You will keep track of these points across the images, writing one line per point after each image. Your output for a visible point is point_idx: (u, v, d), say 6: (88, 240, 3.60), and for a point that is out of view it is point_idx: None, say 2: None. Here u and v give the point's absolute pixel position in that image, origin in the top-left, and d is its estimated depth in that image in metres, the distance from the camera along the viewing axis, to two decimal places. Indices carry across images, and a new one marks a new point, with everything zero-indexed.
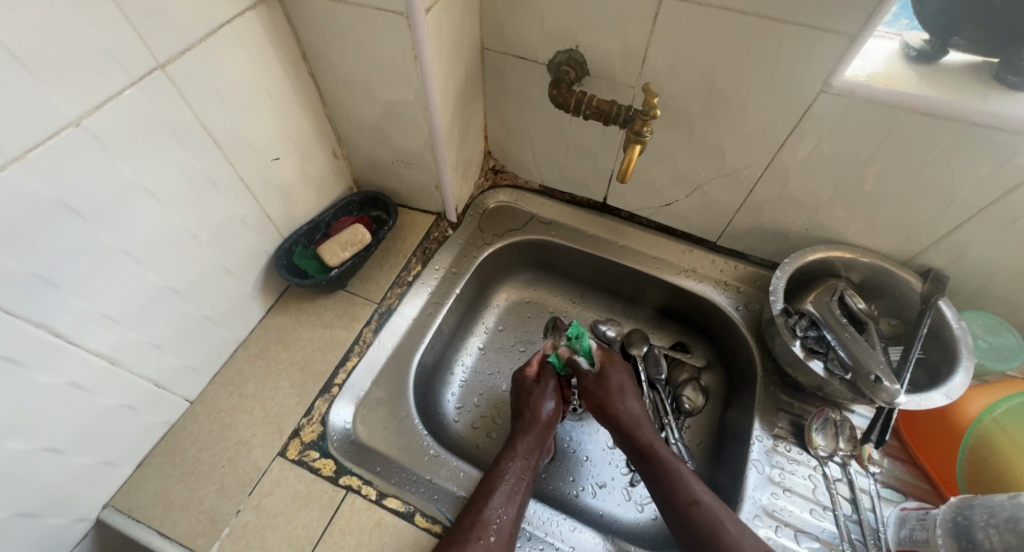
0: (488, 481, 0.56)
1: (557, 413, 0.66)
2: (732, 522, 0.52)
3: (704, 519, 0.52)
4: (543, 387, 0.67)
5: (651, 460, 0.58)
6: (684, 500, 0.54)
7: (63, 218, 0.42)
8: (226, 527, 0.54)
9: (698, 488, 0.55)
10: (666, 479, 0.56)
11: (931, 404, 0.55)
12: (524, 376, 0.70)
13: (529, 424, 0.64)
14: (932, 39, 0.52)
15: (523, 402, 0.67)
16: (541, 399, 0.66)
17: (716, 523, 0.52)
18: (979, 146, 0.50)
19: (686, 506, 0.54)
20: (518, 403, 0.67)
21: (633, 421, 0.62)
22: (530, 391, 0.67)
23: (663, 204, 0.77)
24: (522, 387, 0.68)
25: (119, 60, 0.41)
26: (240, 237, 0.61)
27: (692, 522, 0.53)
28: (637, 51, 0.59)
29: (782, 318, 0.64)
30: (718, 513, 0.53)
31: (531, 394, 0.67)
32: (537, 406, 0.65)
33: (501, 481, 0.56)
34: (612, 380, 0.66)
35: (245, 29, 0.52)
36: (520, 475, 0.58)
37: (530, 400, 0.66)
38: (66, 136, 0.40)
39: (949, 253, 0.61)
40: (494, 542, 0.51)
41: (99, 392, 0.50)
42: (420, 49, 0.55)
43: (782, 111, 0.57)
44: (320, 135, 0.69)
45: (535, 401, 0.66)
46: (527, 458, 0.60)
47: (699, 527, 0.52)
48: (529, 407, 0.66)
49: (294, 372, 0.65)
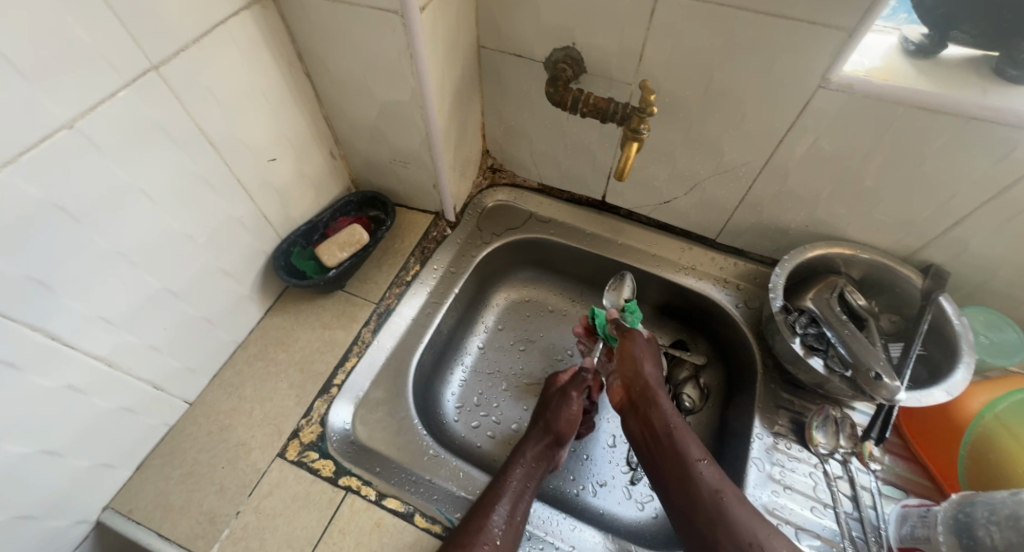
0: (495, 483, 0.57)
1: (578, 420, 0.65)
2: (732, 488, 0.52)
3: (710, 476, 0.53)
4: (565, 397, 0.67)
5: (662, 418, 0.58)
6: (691, 457, 0.55)
7: (58, 222, 0.42)
8: (225, 528, 0.54)
9: (704, 451, 0.56)
10: (675, 435, 0.57)
11: (932, 400, 0.55)
12: (553, 383, 0.71)
13: (540, 432, 0.64)
14: (930, 33, 0.51)
15: (543, 414, 0.66)
16: (563, 406, 0.66)
17: (722, 484, 0.52)
18: (979, 141, 0.50)
19: (695, 462, 0.54)
20: (536, 415, 0.68)
21: (654, 382, 0.62)
22: (551, 403, 0.67)
23: (662, 202, 0.77)
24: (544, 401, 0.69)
25: (111, 62, 0.41)
26: (237, 238, 0.61)
27: (700, 478, 0.53)
28: (634, 48, 0.58)
29: (782, 315, 0.63)
30: (722, 476, 0.53)
31: (550, 402, 0.68)
32: (557, 411, 0.66)
33: (507, 484, 0.57)
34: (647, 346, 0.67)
35: (240, 29, 0.51)
36: (528, 481, 0.58)
37: (550, 409, 0.66)
38: (60, 139, 0.40)
39: (950, 248, 0.61)
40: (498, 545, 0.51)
41: (97, 394, 0.50)
42: (415, 48, 0.54)
43: (780, 107, 0.56)
44: (317, 136, 0.69)
45: (559, 408, 0.66)
46: (532, 467, 0.60)
47: (706, 483, 0.52)
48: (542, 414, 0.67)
49: (292, 373, 0.65)
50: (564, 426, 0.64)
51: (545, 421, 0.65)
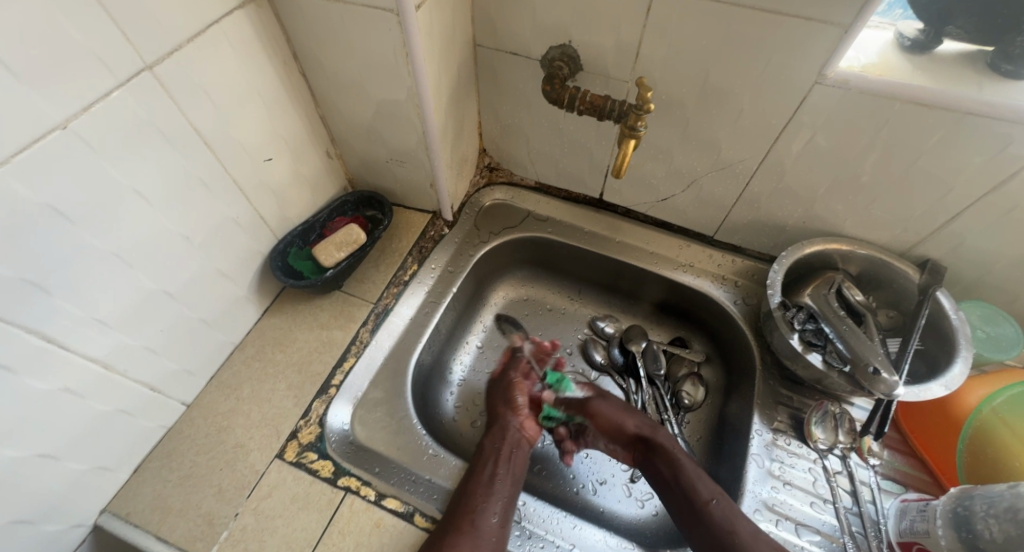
0: (469, 477, 0.58)
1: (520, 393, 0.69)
2: (746, 523, 0.54)
3: (720, 515, 0.54)
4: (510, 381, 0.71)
5: (669, 461, 0.61)
6: (701, 499, 0.56)
7: (52, 223, 0.41)
8: (224, 530, 0.54)
9: (714, 488, 0.57)
10: (685, 478, 0.59)
11: (930, 395, 0.55)
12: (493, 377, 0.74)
13: (506, 422, 0.66)
14: (926, 29, 0.51)
15: (496, 404, 0.69)
16: (505, 390, 0.69)
17: (734, 522, 0.54)
18: (974, 135, 0.50)
19: (705, 505, 0.56)
20: (493, 401, 0.70)
21: (648, 428, 0.65)
22: (498, 388, 0.71)
23: (660, 199, 0.77)
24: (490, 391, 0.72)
25: (104, 62, 0.41)
26: (234, 239, 0.60)
27: (711, 519, 0.54)
28: (630, 45, 0.58)
29: (780, 312, 0.63)
30: (735, 512, 0.54)
31: (498, 391, 0.70)
32: (508, 401, 0.68)
33: (480, 476, 0.58)
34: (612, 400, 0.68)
35: (234, 29, 0.51)
36: (497, 466, 0.60)
37: (498, 396, 0.69)
38: (53, 139, 0.39)
39: (947, 243, 0.61)
40: (479, 537, 0.52)
41: (93, 397, 0.49)
42: (411, 46, 0.54)
43: (776, 104, 0.56)
44: (313, 135, 0.69)
45: (509, 396, 0.68)
46: (496, 449, 0.62)
47: (718, 524, 0.54)
48: (498, 406, 0.68)
49: (290, 374, 0.65)
50: (513, 405, 0.67)
51: (506, 412, 0.67)
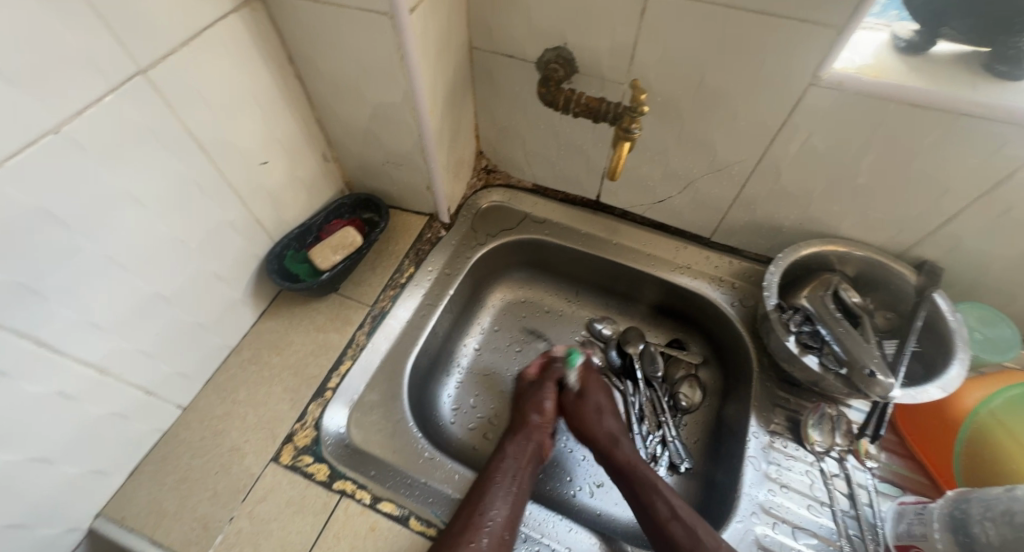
0: (483, 481, 0.57)
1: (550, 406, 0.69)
2: (708, 535, 0.53)
3: (680, 531, 0.54)
4: (541, 386, 0.71)
5: (631, 478, 0.61)
6: (662, 517, 0.56)
7: (46, 228, 0.41)
8: (219, 534, 0.54)
9: (675, 504, 0.57)
10: (647, 494, 0.58)
11: (926, 397, 0.55)
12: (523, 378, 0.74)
13: (525, 432, 0.66)
14: (921, 30, 0.51)
15: (523, 410, 0.69)
16: (536, 398, 0.70)
17: (694, 538, 0.53)
18: (970, 137, 0.50)
19: (667, 522, 0.55)
20: (518, 409, 0.70)
21: (608, 442, 0.65)
22: (529, 394, 0.71)
23: (656, 201, 0.77)
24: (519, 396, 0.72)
25: (97, 66, 0.41)
26: (229, 242, 0.60)
27: (669, 536, 0.54)
28: (625, 47, 0.58)
29: (776, 313, 0.63)
30: (696, 527, 0.54)
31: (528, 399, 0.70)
32: (537, 409, 0.68)
33: (494, 482, 0.57)
34: (592, 399, 0.69)
35: (228, 33, 0.51)
36: (515, 476, 0.59)
37: (527, 403, 0.70)
38: (46, 143, 0.39)
39: (944, 244, 0.61)
40: (485, 543, 0.51)
41: (87, 401, 0.49)
42: (406, 49, 0.54)
43: (772, 105, 0.56)
44: (309, 138, 0.69)
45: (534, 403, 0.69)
46: (517, 460, 0.62)
47: (677, 542, 0.53)
48: (527, 413, 0.68)
49: (286, 377, 0.65)
50: (541, 415, 0.68)
51: (528, 422, 0.67)
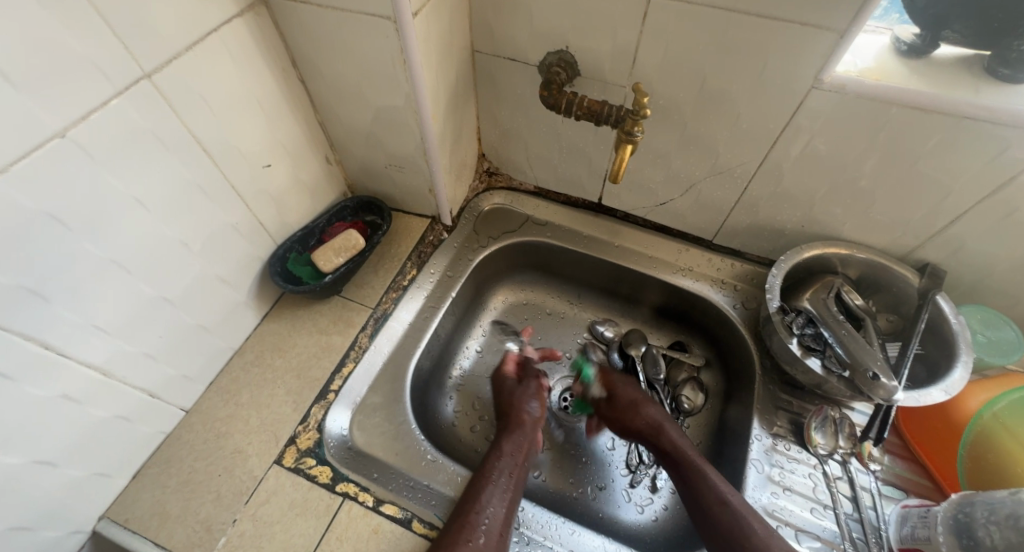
0: (479, 475, 0.58)
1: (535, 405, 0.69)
2: (758, 526, 0.53)
3: (728, 518, 0.54)
4: (524, 386, 0.71)
5: (679, 462, 0.61)
6: (713, 502, 0.55)
7: (52, 231, 0.41)
8: (223, 536, 0.54)
9: (724, 491, 0.56)
10: (695, 481, 0.58)
11: (930, 400, 0.55)
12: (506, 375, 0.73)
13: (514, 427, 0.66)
14: (922, 33, 0.51)
15: (512, 406, 0.68)
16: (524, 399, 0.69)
17: (744, 526, 0.53)
18: (972, 139, 0.50)
19: (716, 508, 0.55)
20: (503, 406, 0.70)
21: (653, 428, 0.65)
22: (514, 392, 0.71)
23: (658, 204, 0.77)
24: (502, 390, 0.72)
25: (103, 70, 0.41)
26: (233, 245, 0.60)
27: (718, 521, 0.54)
28: (627, 50, 0.58)
29: (778, 316, 0.63)
30: (746, 515, 0.54)
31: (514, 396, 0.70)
32: (522, 406, 0.68)
33: (491, 480, 0.57)
34: (625, 396, 0.69)
35: (233, 37, 0.51)
36: (512, 471, 0.59)
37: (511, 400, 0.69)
38: (51, 148, 0.40)
39: (946, 247, 0.61)
40: (482, 543, 0.50)
41: (92, 404, 0.49)
42: (408, 53, 0.54)
43: (774, 108, 0.56)
44: (312, 141, 0.69)
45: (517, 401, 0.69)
46: (514, 456, 0.62)
47: (726, 527, 0.53)
48: (515, 407, 0.68)
49: (289, 380, 0.65)
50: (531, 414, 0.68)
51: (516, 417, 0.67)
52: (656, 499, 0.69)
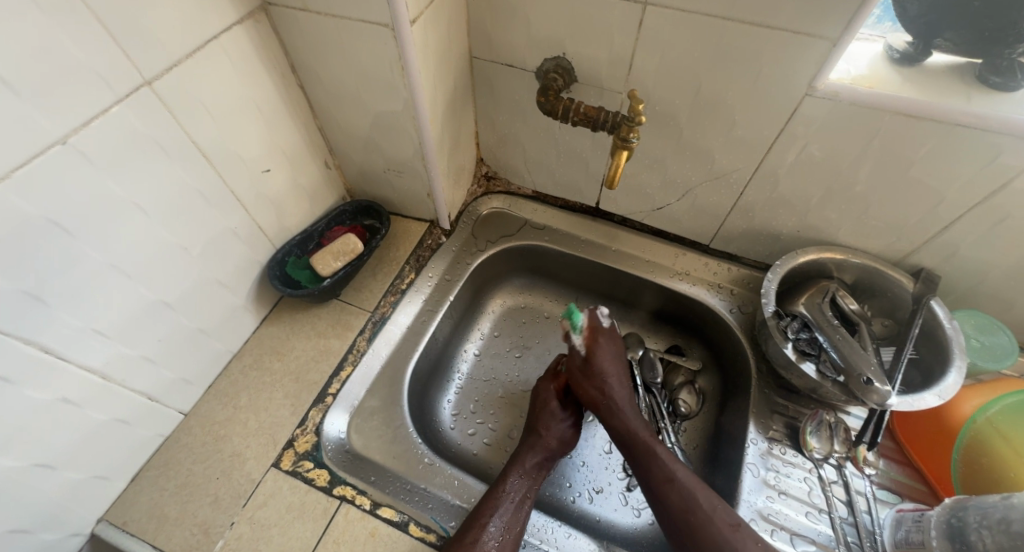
0: (491, 492, 0.57)
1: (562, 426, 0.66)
2: (706, 501, 0.54)
3: (677, 496, 0.55)
4: (565, 411, 0.68)
5: (630, 445, 0.61)
6: (659, 480, 0.56)
7: (52, 236, 0.42)
8: (220, 539, 0.54)
9: (674, 468, 0.57)
10: (646, 460, 0.59)
11: (923, 404, 0.55)
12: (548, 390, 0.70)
13: (537, 446, 0.64)
14: (915, 41, 0.52)
15: (541, 423, 0.66)
16: (557, 418, 0.67)
17: (690, 501, 0.54)
18: (964, 147, 0.50)
19: (663, 484, 0.56)
20: (532, 421, 0.67)
21: (608, 406, 0.64)
22: (549, 409, 0.67)
23: (655, 208, 0.77)
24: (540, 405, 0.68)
25: (104, 78, 0.42)
26: (232, 249, 0.61)
27: (666, 499, 0.55)
28: (623, 57, 0.59)
29: (774, 320, 0.64)
30: (695, 493, 0.55)
31: (548, 413, 0.67)
32: (553, 428, 0.65)
33: (503, 497, 0.56)
34: (597, 364, 0.67)
35: (232, 44, 0.52)
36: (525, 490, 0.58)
37: (544, 417, 0.67)
38: (53, 154, 0.40)
39: (941, 252, 0.61)
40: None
41: (91, 407, 0.50)
42: (406, 59, 0.55)
43: (769, 115, 0.57)
44: (311, 146, 0.70)
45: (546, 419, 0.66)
46: (531, 477, 0.60)
47: (673, 504, 0.55)
48: (544, 424, 0.66)
49: (288, 383, 0.65)
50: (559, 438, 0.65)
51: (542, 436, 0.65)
52: None
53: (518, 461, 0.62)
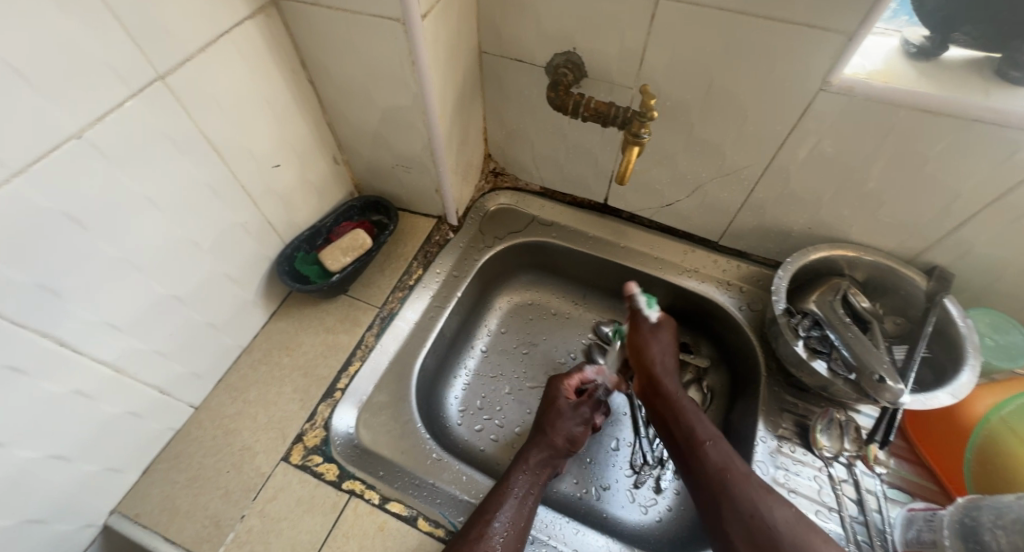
0: (497, 490, 0.56)
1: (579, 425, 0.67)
2: (741, 464, 0.55)
3: (715, 454, 0.56)
4: (574, 410, 0.67)
5: (670, 405, 0.63)
6: (697, 438, 0.58)
7: (67, 230, 0.42)
8: (231, 532, 0.54)
9: (712, 430, 0.59)
10: (684, 419, 0.61)
11: (936, 403, 0.55)
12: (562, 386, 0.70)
13: (544, 446, 0.63)
14: (932, 35, 0.51)
15: (550, 422, 0.66)
16: (566, 416, 0.67)
17: (727, 459, 0.56)
18: (982, 143, 0.49)
19: (703, 443, 0.58)
20: (541, 419, 0.67)
21: (660, 369, 0.67)
22: (561, 408, 0.67)
23: (664, 205, 0.77)
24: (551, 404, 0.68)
25: (118, 73, 0.42)
26: (242, 244, 0.61)
27: (704, 454, 0.57)
28: (634, 52, 0.59)
29: (784, 318, 0.63)
30: (730, 454, 0.56)
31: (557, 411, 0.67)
32: (562, 429, 0.65)
33: (508, 494, 0.56)
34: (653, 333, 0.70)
35: (243, 39, 0.52)
36: (531, 488, 0.58)
37: (554, 415, 0.67)
38: (68, 149, 0.40)
39: (955, 250, 0.61)
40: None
41: (104, 400, 0.50)
42: (417, 54, 0.55)
43: (781, 110, 0.56)
44: (320, 142, 0.70)
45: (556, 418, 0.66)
46: (535, 474, 0.60)
47: (710, 459, 0.56)
48: (552, 425, 0.65)
49: (297, 378, 0.66)
50: (570, 438, 0.65)
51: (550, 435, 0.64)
52: (660, 500, 0.69)
53: (523, 459, 0.61)
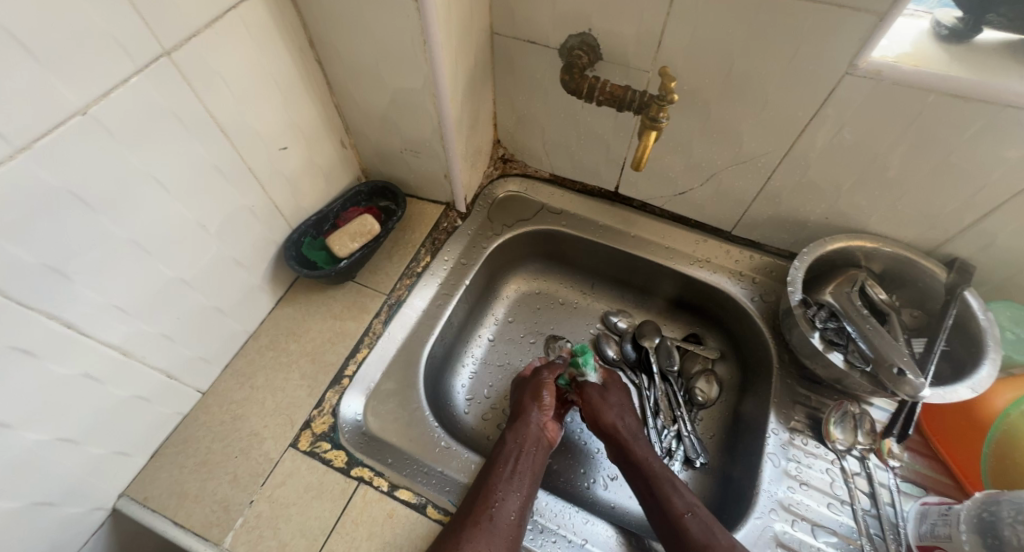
0: (486, 471, 0.57)
1: (552, 388, 0.67)
2: (722, 537, 0.52)
3: (695, 527, 0.53)
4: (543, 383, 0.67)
5: (647, 472, 0.59)
6: (676, 511, 0.55)
7: (73, 209, 0.41)
8: (240, 517, 0.54)
9: (692, 502, 0.56)
10: (662, 489, 0.57)
11: (956, 397, 0.54)
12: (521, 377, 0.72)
13: (528, 416, 0.64)
14: (964, 17, 0.50)
15: (520, 400, 0.67)
16: (535, 394, 0.66)
17: (708, 533, 0.52)
18: (1013, 129, 0.48)
19: (680, 516, 0.55)
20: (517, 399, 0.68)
21: (628, 434, 0.63)
22: (525, 388, 0.68)
23: (677, 193, 0.75)
24: (521, 389, 0.69)
25: (123, 47, 0.41)
26: (249, 227, 0.60)
27: (687, 531, 0.53)
28: (653, 33, 0.57)
29: (800, 309, 0.62)
30: (710, 523, 0.53)
31: (527, 390, 0.67)
32: (532, 403, 0.65)
33: (498, 473, 0.56)
34: (612, 394, 0.68)
35: (252, 16, 0.51)
36: (518, 463, 0.58)
37: (525, 393, 0.67)
38: (73, 126, 0.39)
39: (977, 241, 0.59)
40: (487, 529, 0.51)
41: (112, 383, 0.50)
42: (429, 33, 0.53)
43: (802, 96, 0.55)
44: (328, 125, 0.68)
45: (530, 393, 0.66)
46: (518, 447, 0.60)
47: (693, 537, 0.52)
48: (525, 404, 0.66)
49: (304, 364, 0.65)
50: (542, 405, 0.65)
51: (527, 408, 0.65)
52: None
53: (505, 437, 0.62)
